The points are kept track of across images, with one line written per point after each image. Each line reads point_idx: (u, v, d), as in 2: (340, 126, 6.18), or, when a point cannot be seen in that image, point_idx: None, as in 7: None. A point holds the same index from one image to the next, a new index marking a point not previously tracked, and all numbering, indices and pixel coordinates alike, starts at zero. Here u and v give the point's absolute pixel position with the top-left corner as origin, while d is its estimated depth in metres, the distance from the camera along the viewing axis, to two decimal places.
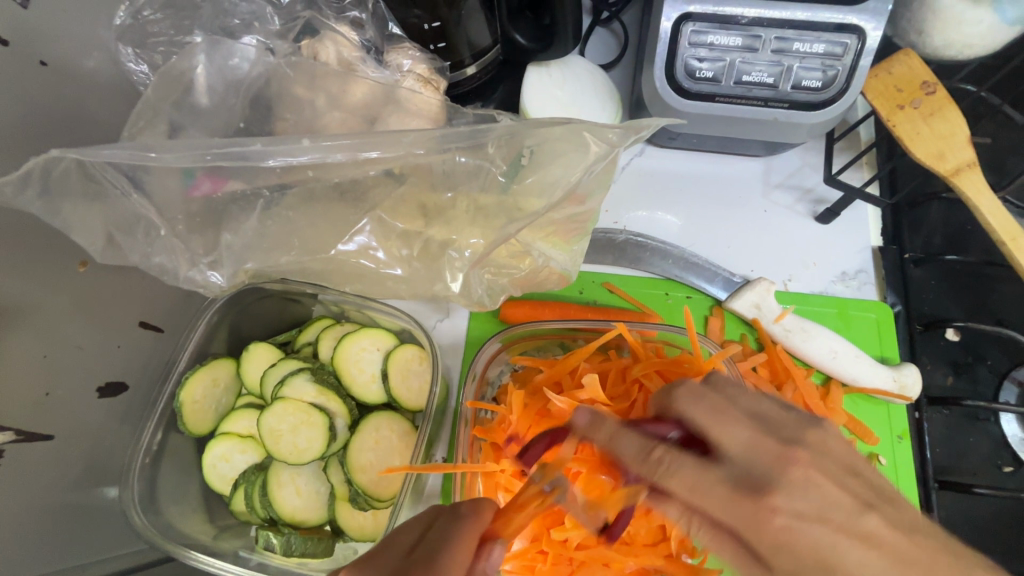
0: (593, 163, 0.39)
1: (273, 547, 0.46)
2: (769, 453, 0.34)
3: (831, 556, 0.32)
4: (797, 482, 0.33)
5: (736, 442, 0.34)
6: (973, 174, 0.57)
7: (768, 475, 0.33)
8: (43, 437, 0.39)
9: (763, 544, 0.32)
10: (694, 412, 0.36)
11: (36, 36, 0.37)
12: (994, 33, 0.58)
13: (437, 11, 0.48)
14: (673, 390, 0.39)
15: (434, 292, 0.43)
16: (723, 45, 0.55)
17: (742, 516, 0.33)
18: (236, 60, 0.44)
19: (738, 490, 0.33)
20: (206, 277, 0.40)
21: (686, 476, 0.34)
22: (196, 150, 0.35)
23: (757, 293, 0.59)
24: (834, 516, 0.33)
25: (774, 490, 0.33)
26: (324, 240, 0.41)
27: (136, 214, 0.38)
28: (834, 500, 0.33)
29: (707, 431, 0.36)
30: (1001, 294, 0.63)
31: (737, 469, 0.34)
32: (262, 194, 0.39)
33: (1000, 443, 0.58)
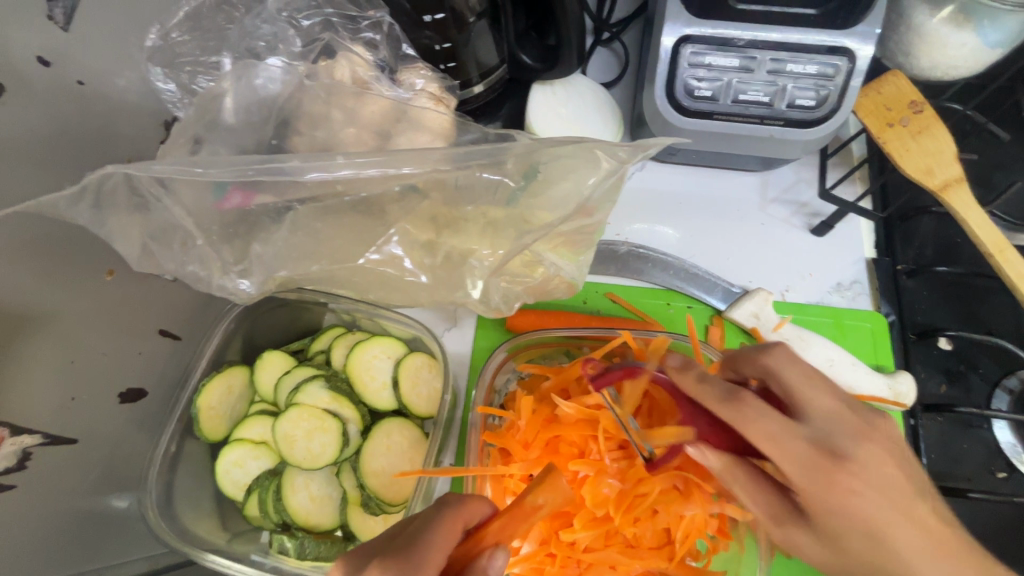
0: (604, 178, 0.40)
1: (287, 551, 0.48)
2: (850, 424, 0.37)
3: (881, 525, 0.35)
4: (871, 457, 0.36)
5: (826, 409, 0.37)
6: (960, 190, 0.59)
7: (847, 444, 0.36)
8: (67, 441, 0.41)
9: (824, 504, 0.35)
10: (796, 375, 0.39)
11: (74, 57, 0.39)
12: (977, 55, 0.61)
13: (448, 32, 0.50)
14: (762, 354, 0.40)
15: (455, 298, 0.46)
16: (720, 65, 0.57)
17: (820, 476, 0.35)
18: (260, 80, 0.46)
19: (819, 451, 0.35)
20: (236, 285, 0.42)
21: (768, 425, 0.36)
22: (236, 166, 0.37)
23: (756, 303, 0.61)
24: (894, 498, 0.35)
25: (851, 456, 0.36)
26: (348, 251, 0.43)
27: (171, 225, 0.39)
28: (898, 483, 0.36)
29: (795, 392, 0.38)
30: (991, 304, 0.65)
31: (819, 433, 0.36)
32: (290, 208, 0.41)
33: (993, 449, 0.59)
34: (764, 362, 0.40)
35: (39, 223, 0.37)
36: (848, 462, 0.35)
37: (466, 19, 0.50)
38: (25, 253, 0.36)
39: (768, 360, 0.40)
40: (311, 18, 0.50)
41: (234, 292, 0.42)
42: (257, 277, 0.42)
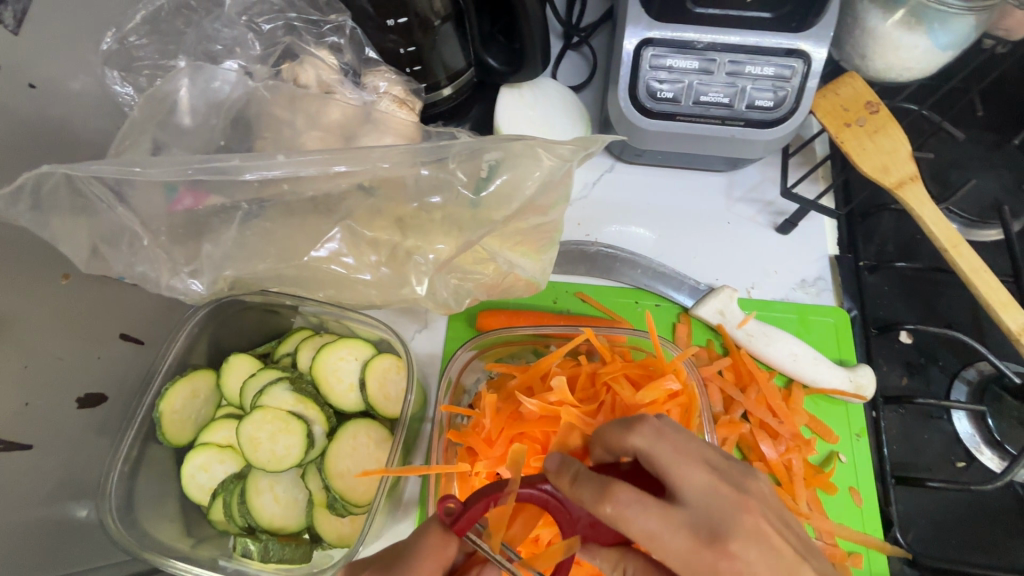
0: (547, 175, 0.41)
1: (251, 554, 0.49)
2: (724, 499, 0.36)
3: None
4: (748, 531, 0.35)
5: (697, 489, 0.36)
6: (915, 187, 0.61)
7: (723, 523, 0.35)
8: (21, 447, 0.40)
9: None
10: (664, 453, 0.37)
11: (27, 60, 0.38)
12: (929, 57, 0.63)
13: (413, 36, 0.51)
14: (636, 425, 0.39)
15: (401, 295, 0.46)
16: (681, 67, 0.59)
17: (697, 563, 0.34)
18: (218, 82, 0.46)
19: (697, 538, 0.34)
20: (187, 285, 0.42)
21: (646, 524, 0.34)
22: (178, 165, 0.37)
23: (720, 300, 0.62)
24: (776, 563, 0.35)
25: (730, 537, 0.34)
26: (298, 247, 0.43)
27: (121, 226, 0.40)
28: (778, 550, 0.35)
29: (667, 475, 0.36)
30: (950, 298, 0.67)
31: (698, 515, 0.35)
32: (241, 207, 0.41)
33: (953, 440, 0.61)
34: (634, 446, 0.38)
35: None
36: (726, 544, 0.34)
37: (431, 23, 0.51)
38: None
39: (633, 444, 0.38)
40: (271, 22, 0.51)
41: (184, 292, 0.42)
42: (206, 276, 0.43)
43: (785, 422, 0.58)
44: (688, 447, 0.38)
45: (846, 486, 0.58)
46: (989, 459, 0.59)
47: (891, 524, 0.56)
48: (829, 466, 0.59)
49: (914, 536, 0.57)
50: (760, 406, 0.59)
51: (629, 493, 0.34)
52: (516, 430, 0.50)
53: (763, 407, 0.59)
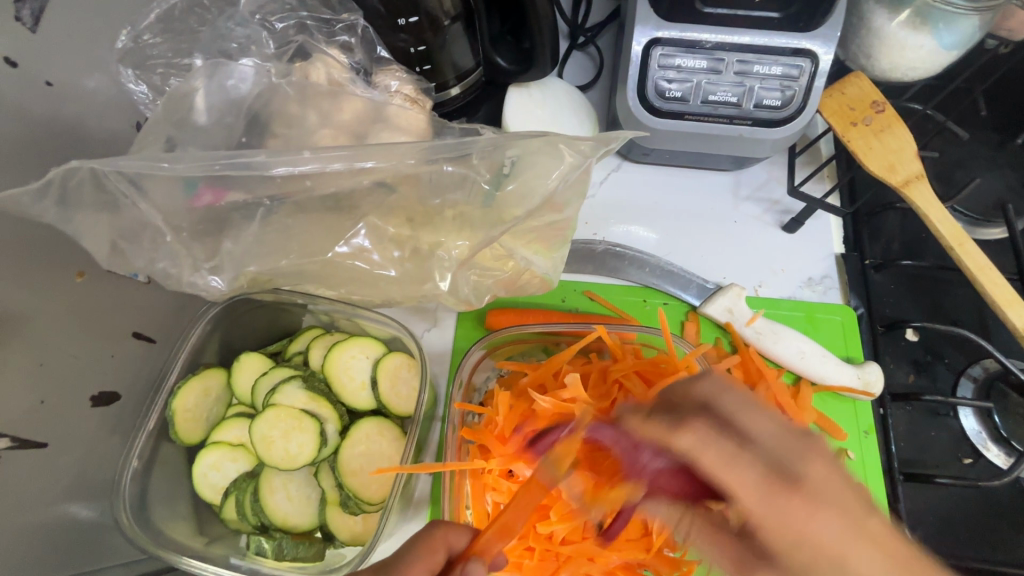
0: (568, 171, 0.42)
1: (265, 552, 0.49)
2: (796, 445, 0.34)
3: (845, 550, 0.31)
4: (820, 475, 0.32)
5: (767, 434, 0.34)
6: (921, 186, 0.62)
7: (797, 466, 0.33)
8: (36, 446, 0.40)
9: (782, 529, 0.32)
10: (729, 398, 0.35)
11: (43, 58, 0.38)
12: (934, 57, 0.63)
13: (423, 35, 0.51)
14: (700, 375, 0.37)
15: (424, 291, 0.46)
16: (689, 67, 0.59)
17: (769, 502, 0.32)
18: (233, 81, 0.46)
19: (771, 477, 0.32)
20: (207, 282, 0.42)
21: (718, 454, 0.33)
22: (201, 161, 0.37)
23: (729, 298, 0.62)
24: (848, 511, 0.32)
25: (801, 478, 0.32)
26: (316, 244, 0.43)
27: (144, 222, 0.39)
28: (851, 498, 0.32)
29: (737, 417, 0.34)
30: (955, 295, 0.67)
31: (768, 454, 0.33)
32: (263, 204, 0.41)
33: (960, 437, 0.61)
34: (699, 390, 0.36)
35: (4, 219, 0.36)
36: (800, 483, 0.32)
37: (441, 22, 0.51)
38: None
39: (700, 388, 0.36)
40: (284, 20, 0.51)
41: (205, 289, 0.42)
42: (226, 274, 0.43)
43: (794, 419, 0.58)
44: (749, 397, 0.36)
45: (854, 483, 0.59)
46: (996, 455, 0.60)
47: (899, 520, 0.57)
48: None
49: (922, 533, 0.58)
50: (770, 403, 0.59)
51: (706, 423, 0.34)
52: (525, 427, 0.49)
53: (773, 403, 0.58)
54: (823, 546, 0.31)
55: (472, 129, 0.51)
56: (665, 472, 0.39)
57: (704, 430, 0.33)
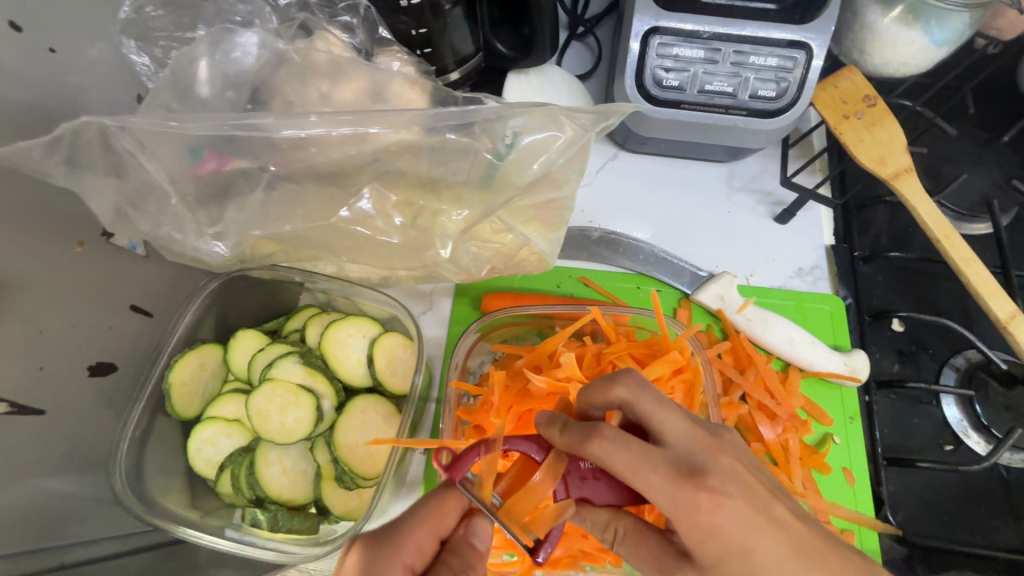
0: (567, 147, 0.42)
1: (259, 523, 0.48)
2: (703, 443, 0.36)
3: (748, 538, 0.33)
4: (725, 469, 0.35)
5: (681, 433, 0.37)
6: (910, 179, 0.63)
7: (704, 463, 0.35)
8: (35, 412, 0.40)
9: (691, 529, 0.34)
10: (645, 401, 0.38)
11: (46, 24, 0.39)
12: (925, 53, 0.65)
13: (424, 18, 0.52)
14: (634, 358, 0.41)
15: (425, 259, 0.47)
16: (687, 56, 0.60)
17: (680, 501, 0.34)
18: (237, 53, 0.46)
19: (677, 472, 0.34)
20: (211, 247, 0.44)
21: (650, 395, 0.38)
22: (212, 122, 0.38)
23: (721, 286, 0.63)
24: (754, 502, 0.34)
25: (709, 474, 0.35)
26: (324, 210, 0.44)
27: (149, 184, 0.40)
28: (755, 490, 0.35)
29: (651, 419, 0.37)
30: (940, 288, 0.69)
31: (679, 453, 0.36)
32: (267, 170, 0.42)
33: (942, 424, 0.63)
34: (617, 395, 0.39)
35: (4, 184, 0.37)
36: (704, 478, 0.34)
37: (442, 6, 0.51)
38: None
39: (617, 391, 0.39)
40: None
41: (208, 253, 0.44)
42: (229, 241, 0.43)
43: (782, 403, 0.60)
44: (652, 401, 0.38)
45: (840, 467, 0.61)
46: (976, 442, 0.61)
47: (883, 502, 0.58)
48: (824, 447, 0.61)
49: (904, 515, 0.59)
50: (759, 388, 0.60)
51: (614, 430, 0.36)
52: (524, 407, 0.51)
53: (762, 388, 0.60)
54: (730, 536, 0.33)
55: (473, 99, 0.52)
56: (591, 486, 0.39)
57: (614, 436, 0.36)
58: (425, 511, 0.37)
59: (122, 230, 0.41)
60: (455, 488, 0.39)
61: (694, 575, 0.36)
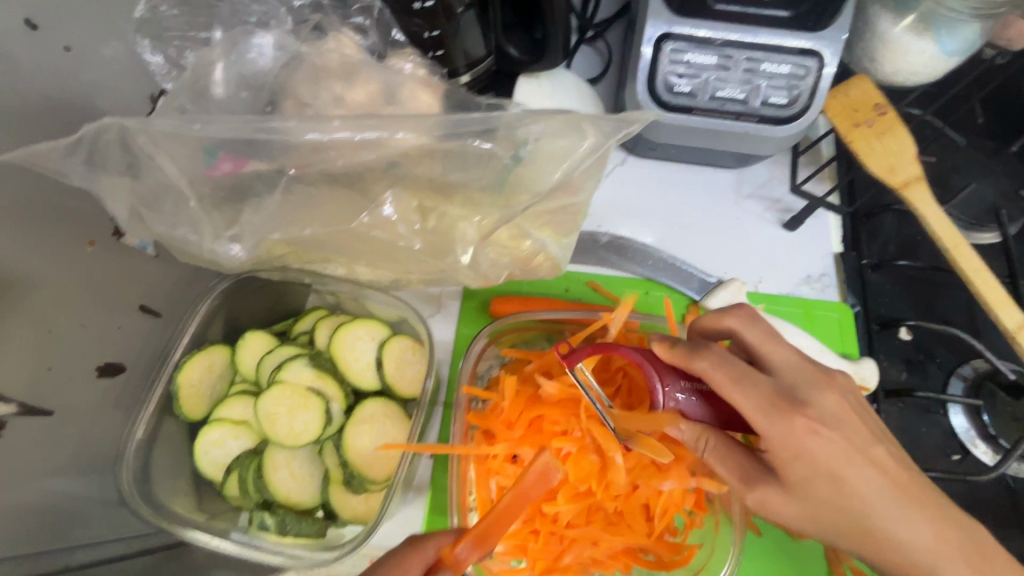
0: (587, 154, 0.42)
1: (268, 527, 0.49)
2: (810, 376, 0.40)
3: (841, 466, 0.38)
4: (834, 404, 0.40)
5: (785, 365, 0.41)
6: (920, 188, 0.63)
7: (809, 394, 0.40)
8: (44, 414, 0.40)
9: (788, 448, 0.38)
10: (752, 333, 0.43)
11: (60, 22, 0.39)
12: (935, 63, 0.65)
13: (436, 22, 0.51)
14: (732, 311, 0.44)
15: (445, 264, 0.47)
16: (699, 63, 0.60)
17: (778, 419, 0.38)
18: (252, 53, 0.46)
19: (775, 396, 0.38)
20: (227, 250, 0.43)
21: (725, 374, 0.38)
22: (236, 125, 0.38)
23: (730, 292, 0.63)
24: (851, 438, 0.39)
25: (807, 401, 0.39)
26: (342, 215, 0.43)
27: (164, 186, 0.40)
28: (851, 424, 0.40)
29: (758, 349, 0.42)
30: (947, 297, 0.69)
31: (783, 383, 0.40)
32: (285, 173, 0.41)
33: (950, 434, 0.63)
34: (729, 324, 0.44)
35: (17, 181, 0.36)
36: (805, 406, 0.38)
37: (455, 9, 0.51)
38: (12, 216, 0.36)
39: (732, 322, 0.44)
40: None
41: (227, 256, 0.43)
42: (245, 243, 0.43)
43: None
44: (758, 335, 0.43)
45: None
46: (983, 452, 0.61)
47: None
48: None
49: None
50: None
51: (720, 351, 0.39)
52: (534, 412, 0.49)
53: None
54: (819, 461, 0.38)
55: (497, 104, 0.50)
56: (689, 400, 0.41)
57: (722, 353, 0.39)
58: (391, 561, 0.37)
59: (135, 230, 0.40)
60: (419, 543, 0.39)
61: (775, 490, 0.40)
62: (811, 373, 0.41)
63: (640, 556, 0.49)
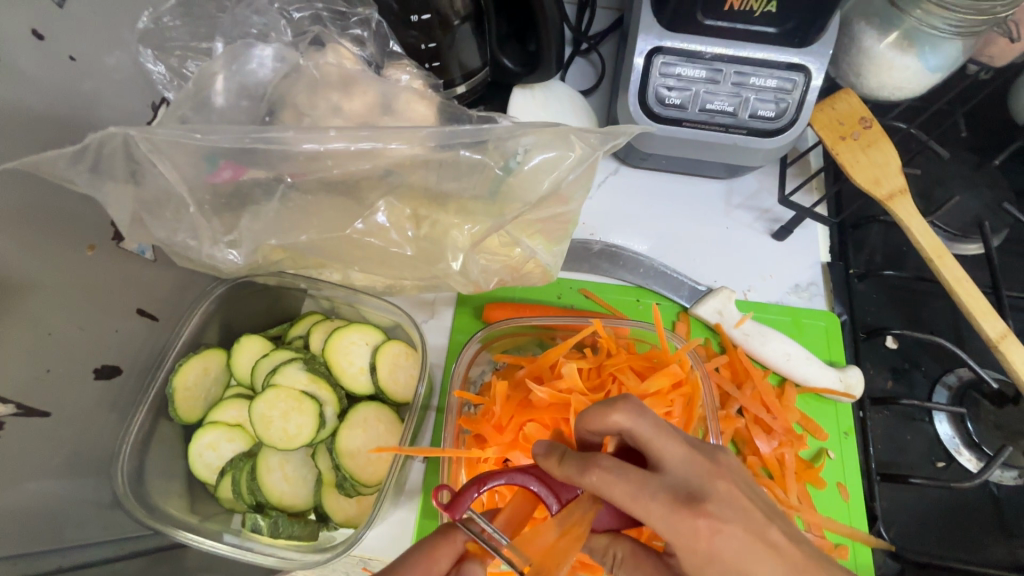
0: (577, 163, 0.43)
1: (260, 529, 0.49)
2: (702, 469, 0.37)
3: (749, 564, 0.34)
4: (725, 494, 0.36)
5: (668, 478, 0.36)
6: (904, 200, 0.65)
7: (703, 490, 0.36)
8: (41, 414, 0.41)
9: (697, 554, 0.34)
10: (645, 425, 0.38)
11: (66, 33, 0.40)
12: (919, 78, 0.67)
13: (433, 33, 0.53)
14: (617, 402, 0.40)
15: (437, 270, 0.48)
16: (689, 76, 0.61)
17: (678, 529, 0.34)
18: (253, 64, 0.47)
19: (676, 500, 0.35)
20: (226, 255, 0.44)
21: (627, 487, 0.35)
22: (236, 134, 0.39)
23: (719, 300, 0.64)
24: (751, 525, 0.35)
25: (708, 498, 0.35)
26: (339, 222, 0.44)
27: (169, 194, 0.41)
28: (750, 510, 0.36)
29: (654, 445, 0.38)
30: (932, 307, 0.70)
31: (676, 481, 0.36)
32: (283, 181, 0.43)
33: (934, 442, 0.64)
34: (613, 422, 0.38)
35: (22, 187, 0.37)
36: (704, 503, 0.35)
37: (451, 21, 0.53)
38: (16, 221, 0.37)
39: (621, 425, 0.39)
40: (301, 11, 0.53)
41: (224, 261, 0.44)
42: (246, 247, 0.44)
43: (778, 417, 0.60)
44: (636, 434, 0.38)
45: (835, 482, 0.61)
46: (967, 459, 0.63)
47: (875, 519, 0.59)
48: (818, 461, 0.61)
49: (897, 532, 0.60)
50: (755, 402, 0.61)
51: (611, 459, 0.37)
52: (525, 417, 0.51)
53: (757, 403, 0.61)
54: (728, 561, 0.34)
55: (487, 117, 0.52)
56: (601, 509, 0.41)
57: (612, 466, 0.36)
58: (423, 559, 0.38)
59: (137, 235, 0.41)
60: (450, 534, 0.39)
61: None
62: (703, 462, 0.37)
63: (627, 559, 0.50)
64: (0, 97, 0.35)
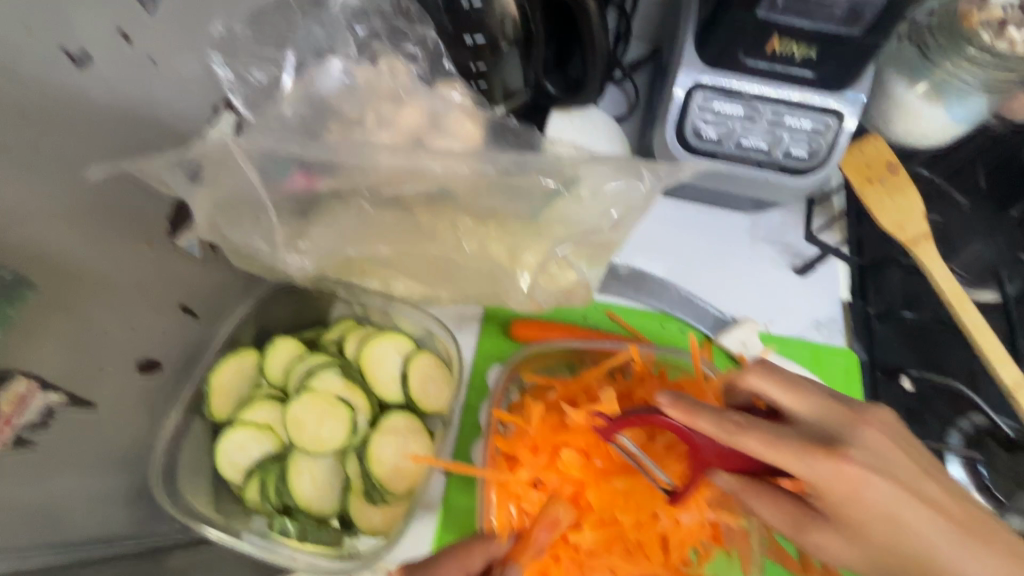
0: (643, 197, 0.45)
1: (289, 532, 0.50)
2: (841, 418, 0.41)
3: (897, 509, 0.39)
4: (871, 442, 0.40)
5: (815, 411, 0.41)
6: (927, 245, 0.67)
7: (844, 433, 0.40)
8: (86, 405, 0.41)
9: (839, 495, 0.38)
10: (779, 391, 0.42)
11: (148, 37, 0.42)
12: (945, 129, 0.68)
13: (482, 54, 0.54)
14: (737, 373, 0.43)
15: (499, 290, 0.49)
16: (727, 112, 0.63)
17: (834, 480, 0.38)
18: (323, 77, 0.49)
19: (827, 446, 0.38)
20: (295, 262, 0.45)
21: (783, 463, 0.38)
22: (322, 148, 0.41)
23: (744, 331, 0.66)
24: (893, 472, 0.40)
25: (850, 445, 0.39)
26: (405, 237, 0.46)
27: (246, 200, 0.43)
28: (902, 462, 0.40)
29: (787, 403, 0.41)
30: (948, 351, 0.71)
31: (820, 427, 0.40)
32: (361, 195, 0.44)
33: (948, 484, 0.64)
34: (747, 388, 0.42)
35: (97, 183, 0.39)
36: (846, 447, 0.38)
37: (500, 44, 0.54)
38: (85, 215, 0.38)
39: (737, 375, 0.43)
40: (362, 26, 0.55)
41: (292, 267, 0.45)
42: (315, 253, 0.45)
43: None
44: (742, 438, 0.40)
45: None
46: (979, 504, 0.63)
47: None
48: None
49: None
50: None
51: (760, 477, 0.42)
52: (561, 440, 0.50)
53: None
54: (884, 505, 0.39)
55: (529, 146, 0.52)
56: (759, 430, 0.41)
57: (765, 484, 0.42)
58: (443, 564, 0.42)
59: (207, 236, 0.43)
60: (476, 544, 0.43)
61: (829, 531, 0.40)
62: (845, 418, 0.41)
63: None
64: (83, 97, 0.37)
